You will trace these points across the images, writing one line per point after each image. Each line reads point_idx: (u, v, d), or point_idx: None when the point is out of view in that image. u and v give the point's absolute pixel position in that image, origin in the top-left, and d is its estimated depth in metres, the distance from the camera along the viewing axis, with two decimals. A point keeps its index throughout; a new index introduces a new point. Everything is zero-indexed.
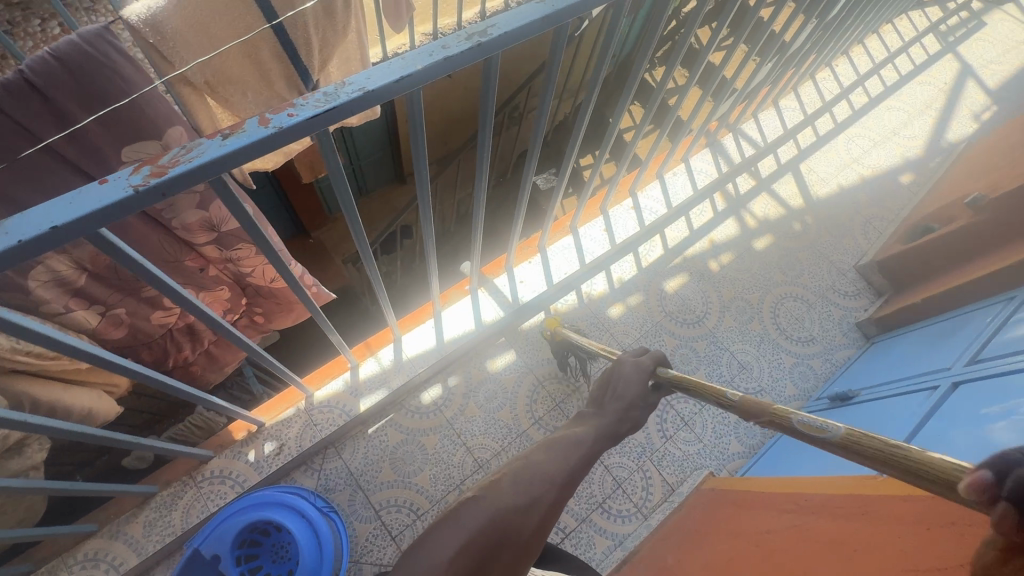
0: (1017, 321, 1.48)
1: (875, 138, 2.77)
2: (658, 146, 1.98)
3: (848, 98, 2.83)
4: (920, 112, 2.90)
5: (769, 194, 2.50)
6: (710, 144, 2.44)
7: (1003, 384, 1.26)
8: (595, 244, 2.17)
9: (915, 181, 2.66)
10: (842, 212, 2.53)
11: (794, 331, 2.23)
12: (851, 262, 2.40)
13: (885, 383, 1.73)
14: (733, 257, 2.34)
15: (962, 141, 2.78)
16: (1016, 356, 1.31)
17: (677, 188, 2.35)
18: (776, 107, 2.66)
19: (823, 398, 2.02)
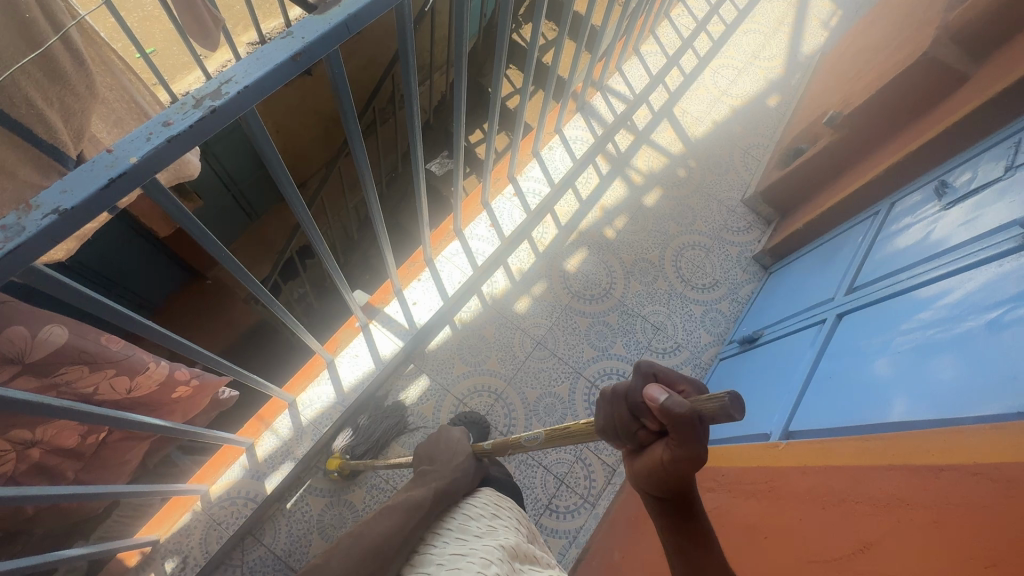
0: (886, 238, 1.51)
1: (739, 66, 2.78)
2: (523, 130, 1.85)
3: (706, 30, 2.80)
4: (774, 30, 2.94)
5: (649, 146, 2.47)
6: (580, 108, 2.34)
7: (882, 313, 1.28)
8: (485, 244, 2.04)
9: (782, 102, 2.72)
10: (722, 148, 2.54)
11: (697, 279, 2.25)
12: (738, 197, 2.43)
13: (783, 319, 1.77)
14: (627, 220, 2.30)
15: (816, 53, 2.87)
16: (888, 280, 1.34)
17: (557, 162, 2.25)
18: (639, 54, 2.59)
19: (734, 340, 2.06)
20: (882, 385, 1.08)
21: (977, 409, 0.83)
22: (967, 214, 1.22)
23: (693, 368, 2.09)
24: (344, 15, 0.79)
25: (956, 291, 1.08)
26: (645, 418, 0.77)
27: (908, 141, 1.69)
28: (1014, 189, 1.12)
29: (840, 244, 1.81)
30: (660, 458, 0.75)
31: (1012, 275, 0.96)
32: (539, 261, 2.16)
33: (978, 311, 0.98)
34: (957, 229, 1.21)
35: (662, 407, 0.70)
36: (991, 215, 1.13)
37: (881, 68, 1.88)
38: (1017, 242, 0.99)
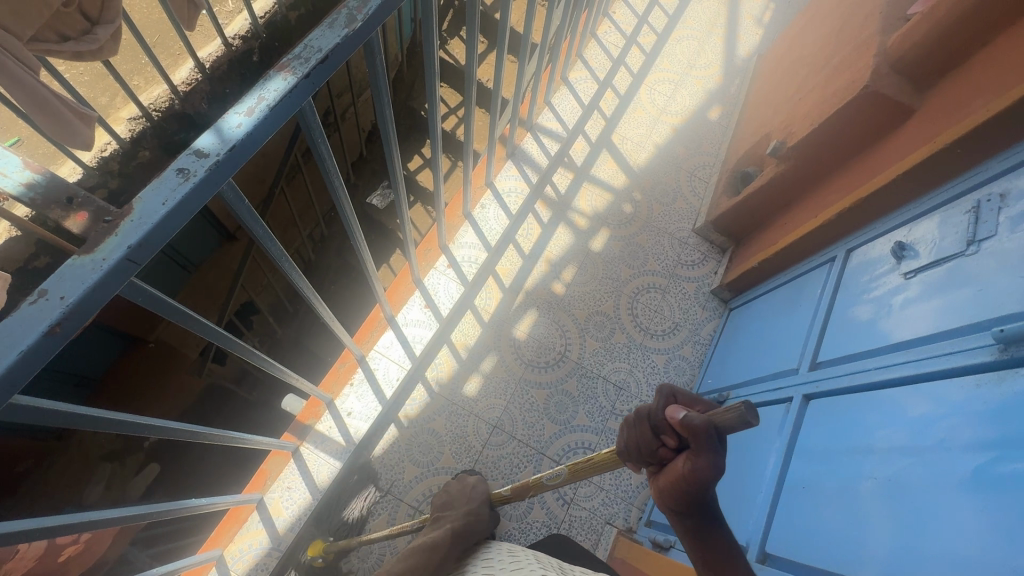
0: (845, 299, 1.39)
1: (675, 78, 2.63)
2: (443, 207, 1.65)
3: (637, 45, 2.64)
4: (708, 33, 2.80)
5: (590, 183, 2.30)
6: (510, 155, 2.15)
7: (852, 408, 1.15)
8: (422, 329, 1.85)
9: (724, 113, 2.59)
10: (668, 173, 2.40)
11: (656, 326, 2.10)
12: (688, 227, 2.30)
13: (750, 380, 1.64)
14: (576, 270, 2.15)
15: (752, 55, 2.74)
16: (853, 363, 1.22)
17: (492, 221, 2.06)
18: (568, 82, 2.41)
19: (702, 393, 1.94)
20: (865, 519, 0.96)
21: None
22: (933, 292, 1.10)
23: None
24: (123, 249, 0.58)
25: (931, 405, 0.96)
26: (663, 436, 0.72)
27: (858, 177, 1.57)
28: (984, 273, 1.00)
29: (798, 289, 1.69)
30: (682, 474, 0.69)
31: (996, 404, 0.84)
32: (485, 332, 1.98)
33: (960, 446, 0.85)
34: (923, 311, 1.10)
35: (681, 421, 0.68)
36: (959, 304, 1.01)
37: (820, 92, 1.75)
38: (993, 357, 0.87)
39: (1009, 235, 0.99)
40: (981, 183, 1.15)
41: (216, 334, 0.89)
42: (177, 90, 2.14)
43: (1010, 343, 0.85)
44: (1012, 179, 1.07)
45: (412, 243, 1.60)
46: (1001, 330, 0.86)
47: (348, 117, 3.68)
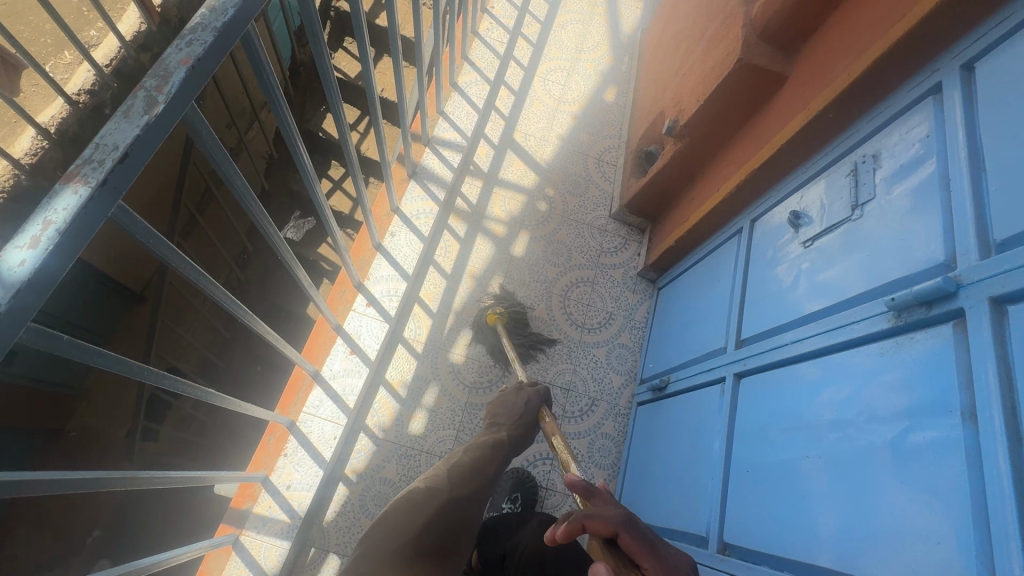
0: (756, 272, 1.43)
1: (567, 65, 2.60)
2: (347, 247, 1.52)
3: (522, 37, 2.59)
4: (590, 14, 2.80)
5: (501, 187, 2.25)
6: (412, 176, 2.06)
7: (777, 384, 1.18)
8: (354, 379, 1.75)
9: (620, 93, 2.59)
10: (577, 163, 2.38)
11: (590, 320, 2.10)
12: (605, 214, 2.30)
13: (685, 362, 1.66)
14: (502, 280, 2.09)
15: (636, 30, 2.78)
16: (771, 338, 1.25)
17: (404, 247, 1.97)
18: (458, 88, 2.32)
19: (646, 378, 1.95)
20: (810, 500, 0.96)
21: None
22: (831, 259, 1.12)
23: (614, 417, 1.97)
24: None
25: (847, 376, 0.97)
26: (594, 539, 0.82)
27: (746, 148, 1.61)
28: (871, 236, 1.03)
29: (713, 264, 1.72)
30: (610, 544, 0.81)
31: (902, 371, 0.85)
32: (421, 363, 1.89)
33: (881, 416, 0.87)
34: (825, 279, 1.12)
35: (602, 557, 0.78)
36: (855, 271, 1.04)
37: (701, 66, 1.77)
38: (892, 324, 0.89)
39: (887, 195, 1.02)
40: (854, 146, 1.19)
41: (54, 483, 0.73)
42: (20, 163, 1.85)
43: (903, 309, 0.87)
44: (880, 139, 1.11)
45: (322, 298, 1.43)
46: (893, 298, 0.88)
47: (240, 154, 3.39)
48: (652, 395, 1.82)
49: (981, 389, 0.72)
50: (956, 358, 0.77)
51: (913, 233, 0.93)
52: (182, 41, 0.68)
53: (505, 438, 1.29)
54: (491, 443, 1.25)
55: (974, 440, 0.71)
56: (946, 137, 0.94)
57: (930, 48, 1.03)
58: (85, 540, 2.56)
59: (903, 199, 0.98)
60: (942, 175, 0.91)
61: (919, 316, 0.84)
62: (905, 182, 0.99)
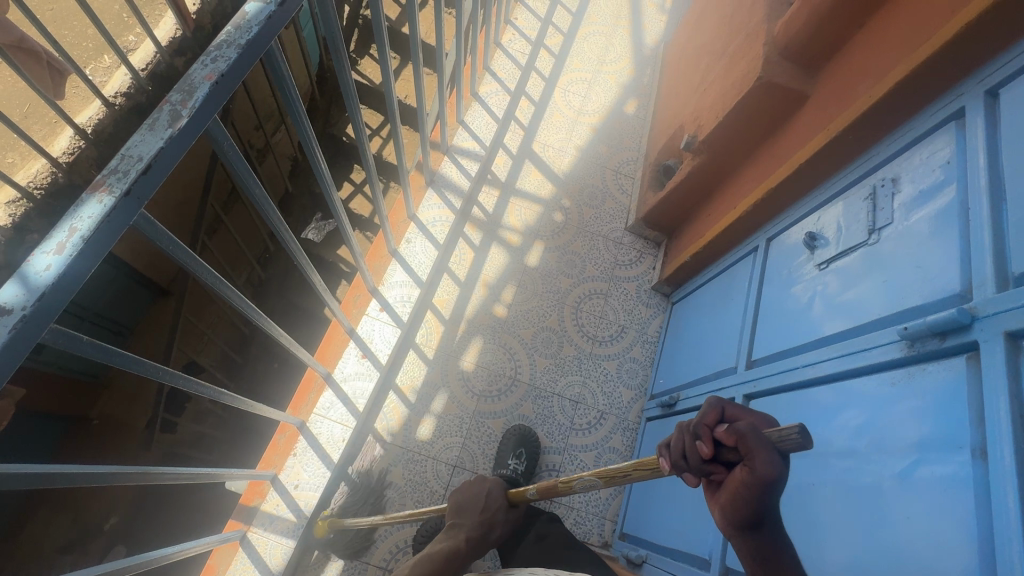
0: (769, 292, 1.41)
1: (588, 77, 2.61)
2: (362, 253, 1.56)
3: (544, 48, 2.61)
4: (614, 26, 2.80)
5: (517, 197, 2.26)
6: (430, 184, 2.07)
7: (788, 408, 1.15)
8: (364, 383, 1.77)
9: (641, 105, 2.59)
10: (594, 175, 2.38)
11: (602, 332, 2.09)
12: (621, 226, 2.29)
13: (695, 380, 1.65)
14: (515, 289, 2.10)
15: (659, 43, 2.78)
16: (782, 361, 1.23)
17: (419, 255, 1.99)
18: (478, 97, 2.34)
19: (656, 393, 1.93)
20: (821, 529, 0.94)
21: None
22: (846, 283, 1.11)
23: (623, 431, 1.95)
24: None
25: (858, 404, 0.95)
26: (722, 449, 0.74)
27: (765, 166, 1.59)
28: (887, 261, 1.01)
29: (727, 282, 1.70)
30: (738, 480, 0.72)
31: (914, 402, 0.83)
32: (431, 369, 1.91)
33: (891, 447, 0.85)
34: (839, 302, 1.10)
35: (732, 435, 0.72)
36: (869, 296, 1.02)
37: (721, 83, 1.76)
38: (903, 353, 0.88)
39: (905, 221, 1.01)
40: (873, 168, 1.17)
41: (67, 477, 0.75)
42: (58, 162, 1.93)
43: (916, 339, 0.86)
44: (900, 163, 1.09)
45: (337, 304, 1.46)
46: (905, 327, 0.86)
47: (266, 157, 3.51)
48: (661, 411, 1.80)
49: (991, 424, 0.70)
50: (968, 391, 0.75)
51: (928, 260, 0.91)
52: (208, 58, 0.71)
53: (464, 545, 1.17)
54: (445, 553, 1.14)
55: (982, 478, 0.70)
56: (966, 164, 0.92)
57: (954, 72, 1.01)
58: (102, 525, 2.61)
59: (920, 225, 0.96)
60: (960, 203, 0.89)
61: (932, 347, 0.82)
62: (924, 207, 0.97)
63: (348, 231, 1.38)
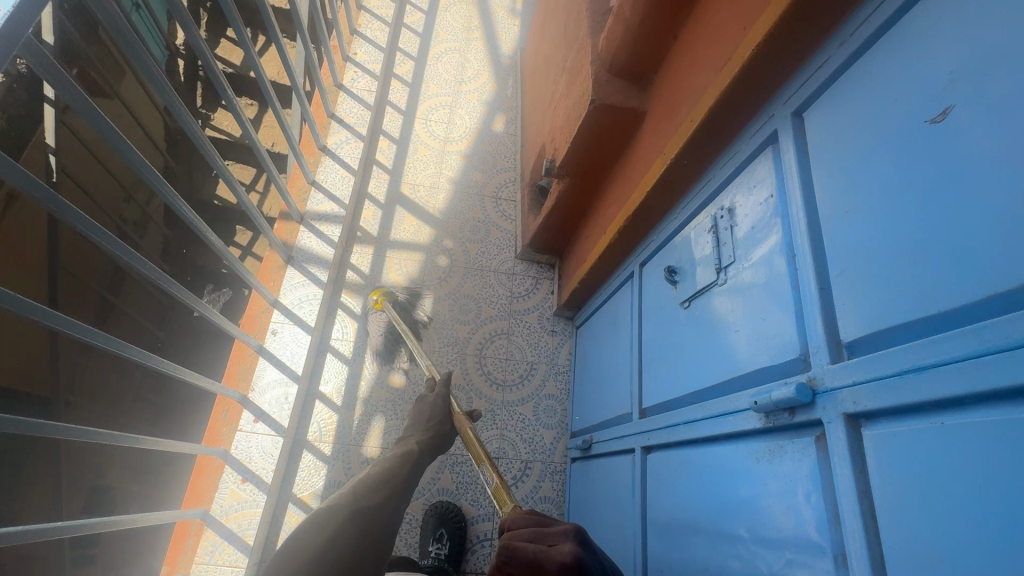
0: (648, 326, 1.32)
1: (449, 99, 2.45)
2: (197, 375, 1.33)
3: (393, 80, 2.43)
4: (466, 39, 2.66)
5: (394, 250, 2.08)
6: (290, 263, 1.88)
7: (677, 469, 1.06)
8: (248, 511, 1.57)
9: (510, 120, 2.47)
10: (473, 207, 2.23)
11: (509, 375, 1.96)
12: (510, 256, 2.17)
13: (604, 420, 1.54)
14: (410, 352, 1.94)
15: (516, 51, 2.67)
16: (668, 412, 1.14)
17: (292, 346, 1.77)
18: (328, 151, 2.11)
19: (576, 430, 1.84)
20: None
21: None
22: (707, 325, 1.03)
23: (552, 476, 1.84)
24: None
25: (731, 475, 0.87)
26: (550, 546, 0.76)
27: (620, 188, 1.50)
28: (736, 306, 0.94)
29: (615, 311, 1.60)
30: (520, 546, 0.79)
31: (778, 484, 0.76)
32: (332, 467, 1.72)
33: (765, 537, 0.77)
34: (705, 348, 1.02)
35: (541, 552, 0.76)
36: (727, 349, 0.94)
37: (566, 101, 1.65)
38: (762, 424, 0.80)
39: (744, 260, 0.93)
40: (712, 194, 1.09)
41: None
42: None
43: (770, 411, 0.78)
44: (733, 190, 1.02)
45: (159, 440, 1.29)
46: (756, 400, 0.79)
47: (147, 229, 3.18)
48: (581, 453, 1.71)
49: (847, 525, 0.62)
50: (822, 479, 0.68)
51: (770, 311, 0.84)
52: None
53: None
54: None
55: None
56: (786, 198, 0.85)
57: (758, 96, 0.95)
58: None
59: (758, 267, 0.89)
60: (788, 244, 0.82)
61: (784, 422, 0.75)
62: (758, 247, 0.90)
63: (183, 373, 1.25)
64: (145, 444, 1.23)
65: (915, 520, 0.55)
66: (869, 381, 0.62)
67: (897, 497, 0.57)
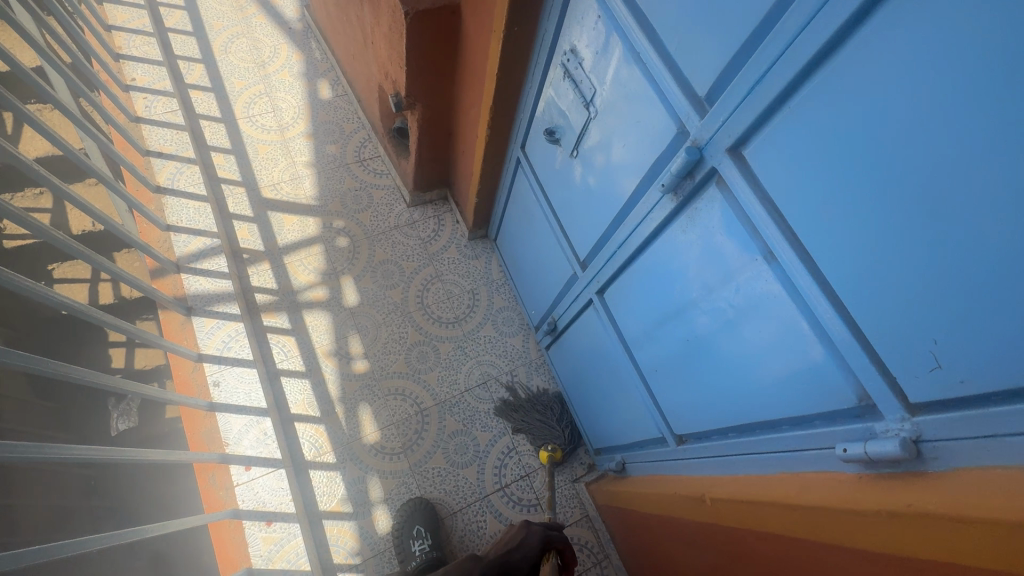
0: (552, 193, 1.42)
1: (261, 86, 2.27)
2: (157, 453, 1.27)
3: (191, 91, 2.19)
4: (244, 18, 2.42)
5: (291, 254, 1.99)
6: (195, 312, 1.77)
7: (630, 287, 1.21)
8: (290, 545, 1.57)
9: (334, 82, 2.34)
10: (343, 180, 2.15)
11: (457, 310, 2.03)
12: (403, 207, 2.15)
13: (558, 296, 1.67)
14: (360, 336, 1.92)
15: (302, 11, 2.48)
16: (602, 250, 1.27)
17: (239, 386, 1.72)
18: (166, 188, 1.94)
19: (537, 323, 1.96)
20: (726, 379, 0.98)
21: (786, 402, 0.86)
22: (600, 158, 1.13)
23: (537, 371, 1.99)
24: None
25: (669, 260, 1.02)
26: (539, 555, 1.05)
27: (473, 88, 1.52)
28: (615, 126, 1.03)
29: (520, 201, 1.69)
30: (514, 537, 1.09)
31: (705, 239, 0.90)
32: (345, 469, 1.73)
33: (713, 287, 0.93)
34: (605, 179, 1.14)
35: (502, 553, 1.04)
36: (622, 165, 1.05)
37: (380, 28, 1.61)
38: (674, 202, 0.94)
39: (602, 85, 1.03)
40: (552, 45, 1.16)
41: None
42: None
43: (676, 188, 0.91)
44: (567, 32, 1.10)
45: (166, 527, 1.20)
46: (663, 183, 0.91)
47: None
48: (552, 337, 1.85)
49: (763, 229, 0.77)
50: (733, 211, 0.82)
51: (640, 112, 0.95)
52: None
53: None
54: None
55: (780, 273, 0.78)
56: (612, 12, 0.94)
57: None
58: None
59: (615, 83, 0.99)
60: (630, 50, 0.92)
61: (690, 187, 0.88)
62: (608, 66, 0.99)
63: (140, 454, 1.20)
64: (160, 531, 1.19)
65: (801, 191, 0.69)
66: (730, 114, 0.75)
67: (785, 187, 0.72)
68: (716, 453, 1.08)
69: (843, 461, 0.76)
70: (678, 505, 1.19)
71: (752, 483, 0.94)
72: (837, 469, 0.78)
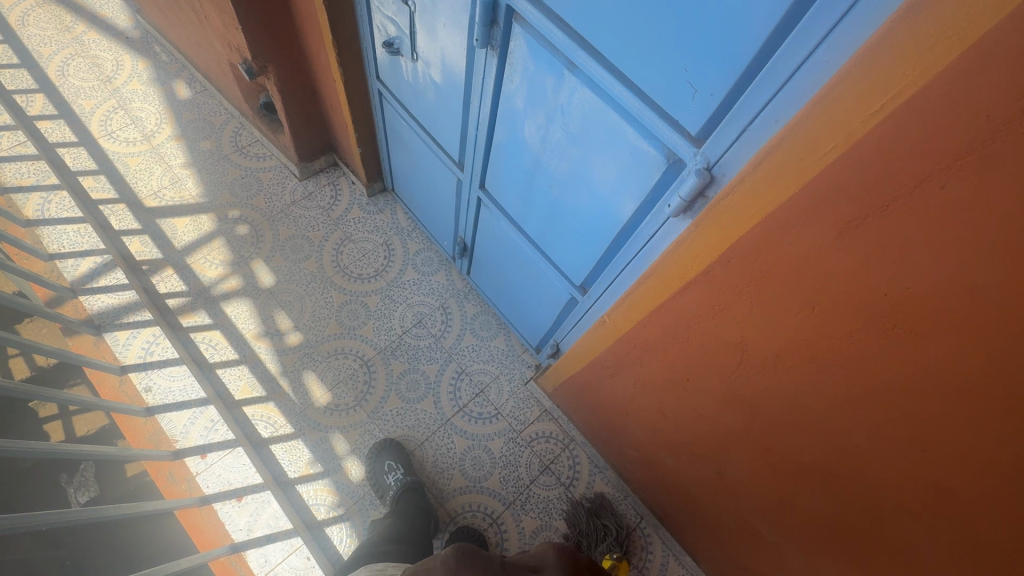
0: (415, 108, 1.48)
1: (112, 101, 2.19)
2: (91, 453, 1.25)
3: (38, 122, 2.10)
4: (74, 38, 2.31)
5: (193, 253, 1.97)
6: (103, 326, 1.79)
7: (500, 163, 1.29)
8: (266, 512, 1.62)
9: (190, 80, 2.28)
10: (226, 172, 2.13)
11: (376, 263, 2.07)
12: (296, 182, 2.16)
13: (456, 213, 1.74)
14: (286, 311, 1.93)
15: (134, 18, 2.38)
16: (468, 141, 1.35)
17: (173, 385, 1.75)
18: (39, 221, 1.91)
19: (452, 251, 2.02)
20: (590, 205, 1.08)
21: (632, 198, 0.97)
22: (435, 51, 1.20)
23: (467, 298, 2.06)
24: None
25: (513, 115, 1.11)
26: None
27: (312, 33, 1.54)
28: (433, 11, 1.11)
29: (396, 134, 1.74)
30: None
31: (529, 79, 1.00)
32: (304, 434, 1.75)
33: (550, 123, 1.03)
34: (444, 67, 1.21)
35: None
36: (449, 44, 1.13)
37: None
38: (496, 55, 1.02)
39: None
40: None
41: None
42: None
43: (491, 40, 1.00)
44: None
45: (126, 509, 1.22)
46: (477, 38, 0.99)
47: None
48: (467, 258, 1.92)
49: (557, 43, 0.87)
50: (536, 40, 0.92)
51: None
52: None
53: None
54: None
55: (584, 77, 0.88)
56: None
57: None
58: None
59: None
60: None
61: (499, 33, 0.97)
62: None
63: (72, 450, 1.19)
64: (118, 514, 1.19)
65: None
66: None
67: None
68: (606, 281, 1.19)
69: (677, 222, 0.86)
70: (597, 345, 1.32)
71: (631, 283, 1.07)
72: (676, 233, 0.88)
